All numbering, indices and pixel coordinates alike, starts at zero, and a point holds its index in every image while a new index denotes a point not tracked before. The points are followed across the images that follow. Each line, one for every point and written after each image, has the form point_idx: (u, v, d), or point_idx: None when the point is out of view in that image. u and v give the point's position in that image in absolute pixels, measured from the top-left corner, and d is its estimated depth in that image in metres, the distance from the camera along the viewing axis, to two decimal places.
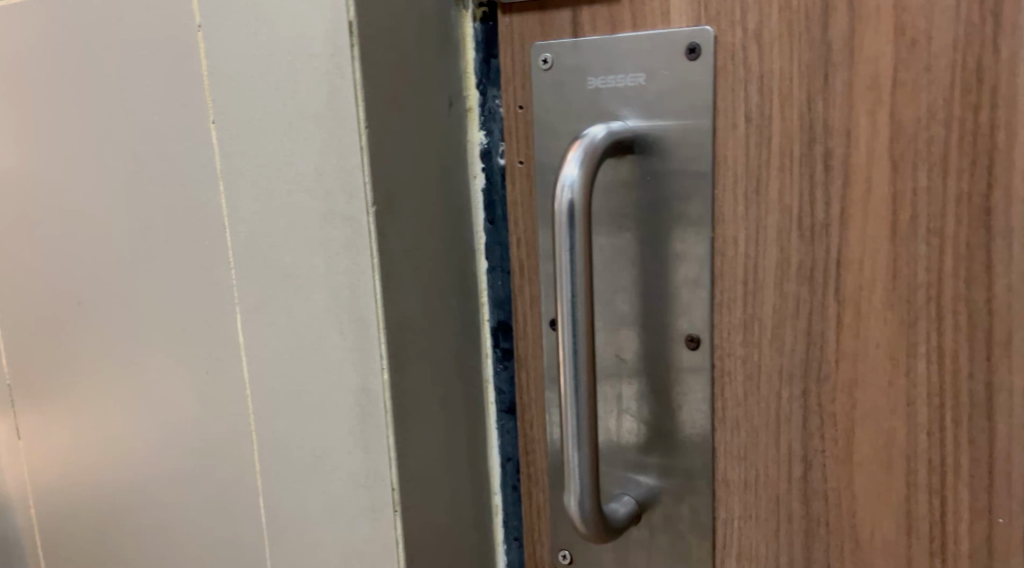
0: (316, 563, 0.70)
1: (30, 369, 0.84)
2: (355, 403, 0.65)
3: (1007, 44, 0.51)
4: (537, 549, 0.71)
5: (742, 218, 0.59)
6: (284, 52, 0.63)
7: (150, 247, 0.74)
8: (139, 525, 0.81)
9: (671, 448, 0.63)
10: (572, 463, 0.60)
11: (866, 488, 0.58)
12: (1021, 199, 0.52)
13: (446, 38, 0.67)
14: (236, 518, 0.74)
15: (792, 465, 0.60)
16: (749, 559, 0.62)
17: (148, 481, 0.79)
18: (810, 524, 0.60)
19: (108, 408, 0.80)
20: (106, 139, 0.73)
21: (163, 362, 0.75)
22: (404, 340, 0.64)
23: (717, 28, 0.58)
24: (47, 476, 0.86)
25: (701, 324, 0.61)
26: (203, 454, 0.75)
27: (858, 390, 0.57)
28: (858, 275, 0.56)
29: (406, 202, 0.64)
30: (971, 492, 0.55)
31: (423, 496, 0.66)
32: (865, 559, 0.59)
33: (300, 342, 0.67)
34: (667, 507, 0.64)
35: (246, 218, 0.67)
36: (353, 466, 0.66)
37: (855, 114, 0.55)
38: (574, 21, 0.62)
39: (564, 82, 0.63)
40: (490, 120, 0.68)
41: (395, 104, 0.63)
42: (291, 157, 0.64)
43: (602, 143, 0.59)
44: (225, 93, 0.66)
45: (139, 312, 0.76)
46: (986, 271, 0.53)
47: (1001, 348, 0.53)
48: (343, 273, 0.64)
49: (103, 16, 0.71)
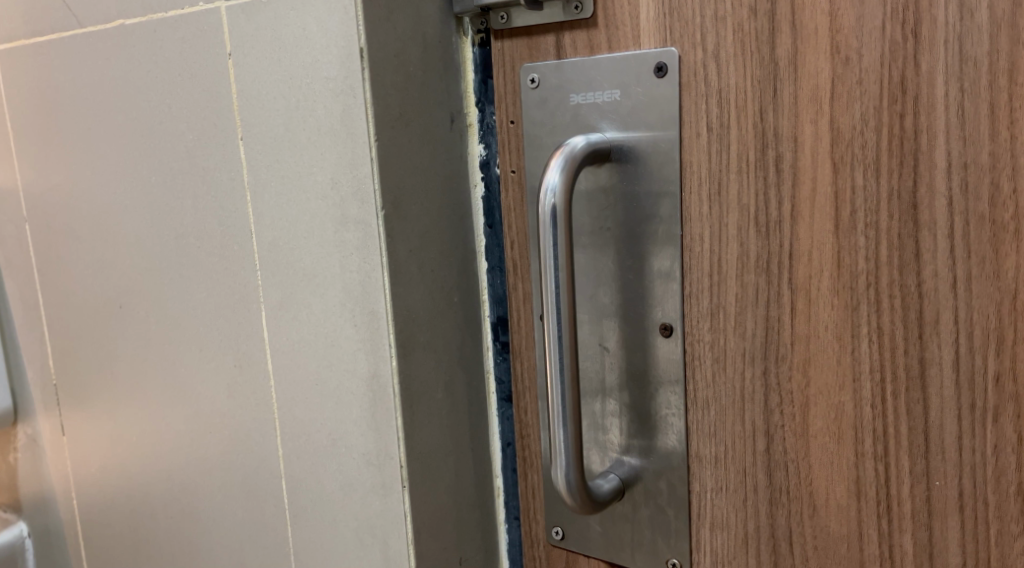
0: (335, 534, 0.78)
1: (97, 360, 0.97)
2: (367, 388, 0.73)
3: (926, 59, 0.58)
4: (534, 526, 0.78)
5: (706, 217, 0.65)
6: (302, 75, 0.71)
7: (191, 251, 0.84)
8: (190, 500, 0.91)
9: (650, 428, 0.70)
10: (558, 441, 0.66)
11: (820, 459, 0.64)
12: (942, 194, 0.58)
13: (450, 59, 0.74)
14: (265, 494, 0.83)
15: (756, 439, 0.66)
16: (721, 528, 0.69)
17: (194, 459, 0.89)
18: (774, 493, 0.66)
19: (164, 392, 0.91)
20: (160, 154, 0.84)
21: (208, 350, 0.85)
22: (411, 331, 0.71)
23: (681, 49, 0.65)
24: (115, 455, 0.98)
25: (673, 313, 0.68)
26: (241, 435, 0.84)
27: (812, 369, 0.63)
28: (807, 266, 0.62)
29: (413, 207, 0.71)
30: (910, 457, 0.61)
31: (428, 474, 0.73)
32: (821, 524, 0.65)
33: (318, 336, 0.75)
34: (648, 482, 0.71)
35: (271, 225, 0.76)
36: (367, 446, 0.74)
37: (800, 123, 0.61)
38: (558, 45, 0.70)
39: (549, 99, 0.71)
40: (488, 134, 0.75)
41: (402, 119, 0.70)
42: (310, 168, 0.72)
43: (582, 151, 0.66)
44: (254, 114, 0.75)
45: (189, 307, 0.86)
46: (916, 259, 0.59)
47: (930, 326, 0.60)
48: (356, 271, 0.71)
49: (148, 47, 0.81)
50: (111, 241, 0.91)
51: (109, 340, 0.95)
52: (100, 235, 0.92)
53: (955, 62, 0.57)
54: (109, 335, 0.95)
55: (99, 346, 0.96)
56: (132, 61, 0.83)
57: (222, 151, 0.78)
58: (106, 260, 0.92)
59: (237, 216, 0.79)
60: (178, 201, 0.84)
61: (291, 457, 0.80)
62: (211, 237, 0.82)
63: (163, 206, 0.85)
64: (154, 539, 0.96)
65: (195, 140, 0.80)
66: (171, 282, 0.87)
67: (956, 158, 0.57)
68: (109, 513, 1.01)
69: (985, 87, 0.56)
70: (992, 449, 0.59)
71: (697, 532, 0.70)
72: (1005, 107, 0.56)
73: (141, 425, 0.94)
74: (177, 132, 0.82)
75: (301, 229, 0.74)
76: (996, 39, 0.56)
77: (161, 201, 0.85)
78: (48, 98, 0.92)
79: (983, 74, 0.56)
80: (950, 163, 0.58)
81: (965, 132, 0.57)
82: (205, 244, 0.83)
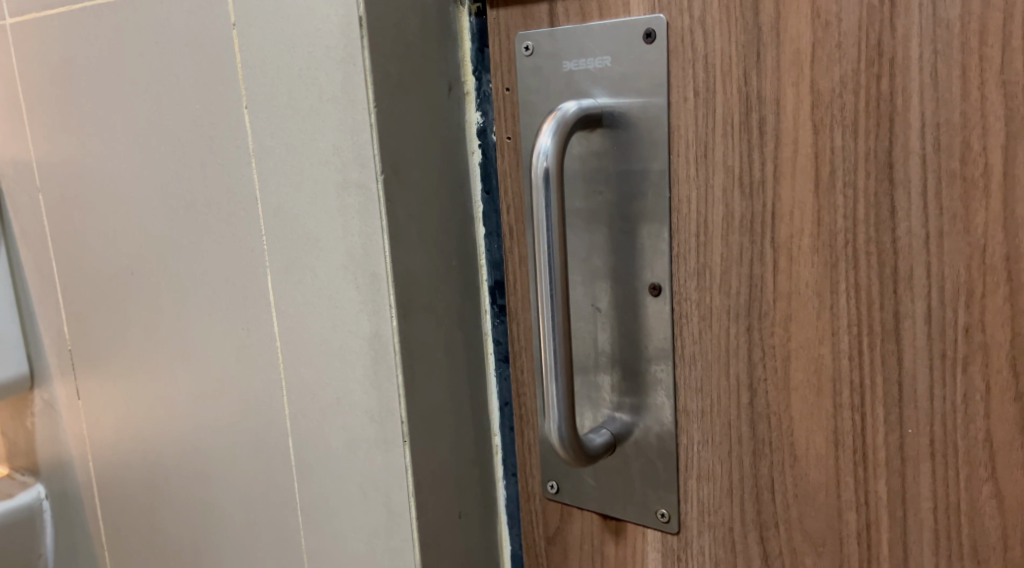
0: (339, 489, 0.81)
1: (109, 327, 1.00)
2: (369, 348, 0.75)
3: (902, 22, 0.60)
4: (529, 482, 0.81)
5: (692, 179, 0.68)
6: (304, 45, 0.73)
7: (198, 217, 0.87)
8: (201, 459, 0.94)
9: (640, 386, 0.73)
10: (551, 395, 0.69)
11: (801, 411, 0.67)
12: (916, 153, 0.60)
13: (448, 28, 0.76)
14: (272, 453, 0.86)
15: (740, 392, 0.69)
16: (708, 478, 0.72)
17: (204, 420, 0.93)
18: (757, 444, 0.69)
19: (174, 356, 0.94)
20: (169, 124, 0.86)
21: (217, 314, 0.88)
22: (411, 292, 0.74)
23: (669, 16, 0.67)
24: (130, 417, 1.01)
25: (662, 274, 0.70)
26: (249, 395, 0.87)
27: (793, 324, 0.66)
28: (789, 224, 0.65)
29: (412, 172, 0.73)
30: (885, 407, 0.64)
31: (429, 431, 0.76)
32: (802, 473, 0.67)
33: (322, 298, 0.78)
34: (639, 437, 0.74)
35: (277, 191, 0.79)
36: (369, 403, 0.76)
37: (782, 86, 0.64)
38: (551, 13, 0.72)
39: (543, 66, 0.73)
40: (485, 102, 0.78)
41: (401, 86, 0.72)
42: (313, 135, 0.75)
43: (573, 116, 0.68)
44: (259, 83, 0.77)
45: (198, 273, 0.89)
46: (891, 217, 0.62)
47: (904, 281, 0.62)
48: (357, 234, 0.74)
49: (155, 19, 0.84)
50: (123, 211, 0.94)
51: (121, 307, 0.98)
52: (112, 205, 0.95)
53: (929, 25, 0.59)
54: (122, 302, 0.98)
55: (113, 313, 0.99)
56: (140, 33, 0.86)
57: (227, 120, 0.81)
58: (117, 228, 0.95)
59: (243, 183, 0.81)
60: (186, 169, 0.86)
61: (298, 415, 0.83)
62: (217, 204, 0.85)
63: (171, 174, 0.88)
64: (167, 498, 1.00)
65: (202, 109, 0.83)
66: (181, 248, 0.90)
67: (930, 118, 0.60)
68: (123, 474, 1.05)
69: (957, 49, 0.58)
70: (962, 398, 0.61)
71: (684, 484, 0.73)
72: (977, 68, 0.58)
73: (153, 388, 0.97)
74: (185, 103, 0.84)
75: (304, 194, 0.77)
76: (968, 2, 0.58)
77: (170, 169, 0.88)
78: (60, 71, 0.95)
79: (956, 36, 0.58)
80: (925, 123, 0.60)
81: (937, 93, 0.59)
82: (212, 211, 0.85)
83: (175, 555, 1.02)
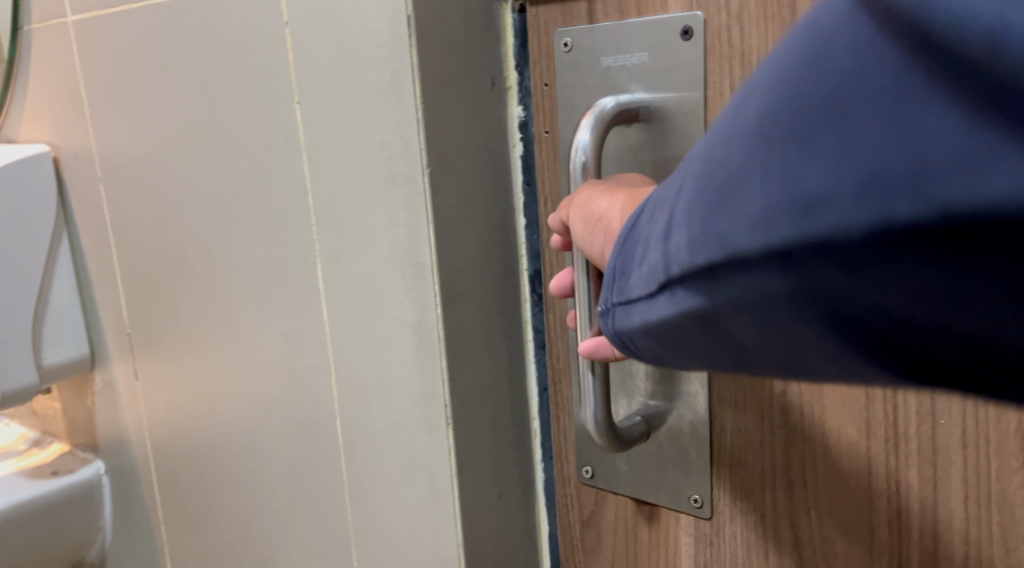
0: (383, 469, 0.85)
1: (164, 310, 1.05)
2: (414, 334, 0.78)
3: None
4: (565, 466, 0.84)
5: None
6: (353, 42, 0.76)
7: (250, 206, 0.91)
8: (252, 438, 0.98)
9: (673, 375, 0.75)
10: (587, 383, 0.72)
11: (833, 401, 0.68)
12: None
13: (491, 25, 0.78)
14: (319, 432, 0.90)
15: (773, 383, 0.71)
16: (740, 465, 0.74)
17: (254, 400, 0.97)
18: (789, 434, 0.71)
19: (226, 339, 0.98)
20: (222, 116, 0.90)
21: (267, 299, 0.92)
22: (454, 280, 0.77)
23: (706, 13, 0.69)
24: (185, 397, 1.06)
25: None
26: (297, 378, 0.91)
27: None
28: None
29: (456, 165, 0.76)
30: (917, 398, 0.65)
31: (470, 414, 0.79)
32: (833, 462, 0.69)
33: (368, 285, 0.81)
34: (672, 424, 0.76)
35: (326, 182, 0.82)
36: (413, 387, 0.80)
37: None
38: (591, 10, 0.74)
39: (582, 62, 0.75)
40: (527, 96, 0.80)
41: (445, 82, 0.75)
42: (361, 129, 0.78)
43: (611, 111, 0.70)
44: (310, 78, 0.80)
45: (249, 259, 0.92)
46: None
47: None
48: (403, 225, 0.77)
49: (211, 16, 0.87)
50: (178, 199, 0.98)
51: (176, 291, 1.02)
52: (168, 194, 0.99)
53: None
54: (177, 286, 1.02)
55: (168, 296, 1.03)
56: (196, 29, 0.89)
57: (278, 113, 0.84)
58: (172, 216, 0.99)
59: (293, 174, 0.85)
60: (239, 159, 0.90)
61: (344, 397, 0.86)
62: (268, 193, 0.88)
63: (225, 164, 0.92)
64: (219, 475, 1.04)
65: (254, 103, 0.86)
66: (233, 235, 0.93)
67: None
68: (177, 451, 1.09)
69: None
70: None
71: (717, 471, 0.75)
72: None
73: (207, 369, 1.02)
74: (238, 96, 0.88)
75: (351, 186, 0.80)
76: None
77: (223, 160, 0.92)
78: (120, 65, 0.99)
79: None
80: None
81: None
82: (263, 200, 0.89)
83: (226, 529, 1.06)
